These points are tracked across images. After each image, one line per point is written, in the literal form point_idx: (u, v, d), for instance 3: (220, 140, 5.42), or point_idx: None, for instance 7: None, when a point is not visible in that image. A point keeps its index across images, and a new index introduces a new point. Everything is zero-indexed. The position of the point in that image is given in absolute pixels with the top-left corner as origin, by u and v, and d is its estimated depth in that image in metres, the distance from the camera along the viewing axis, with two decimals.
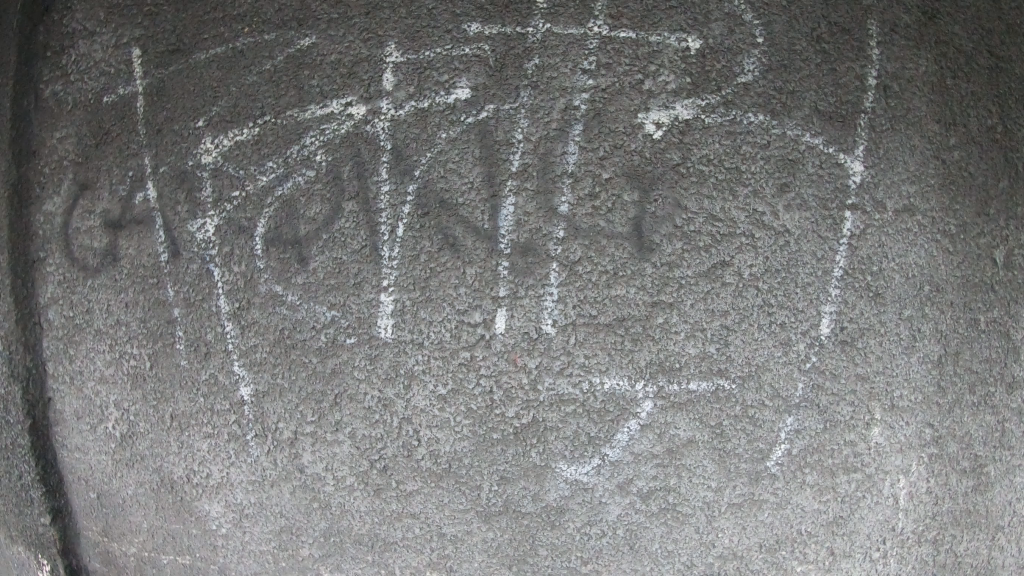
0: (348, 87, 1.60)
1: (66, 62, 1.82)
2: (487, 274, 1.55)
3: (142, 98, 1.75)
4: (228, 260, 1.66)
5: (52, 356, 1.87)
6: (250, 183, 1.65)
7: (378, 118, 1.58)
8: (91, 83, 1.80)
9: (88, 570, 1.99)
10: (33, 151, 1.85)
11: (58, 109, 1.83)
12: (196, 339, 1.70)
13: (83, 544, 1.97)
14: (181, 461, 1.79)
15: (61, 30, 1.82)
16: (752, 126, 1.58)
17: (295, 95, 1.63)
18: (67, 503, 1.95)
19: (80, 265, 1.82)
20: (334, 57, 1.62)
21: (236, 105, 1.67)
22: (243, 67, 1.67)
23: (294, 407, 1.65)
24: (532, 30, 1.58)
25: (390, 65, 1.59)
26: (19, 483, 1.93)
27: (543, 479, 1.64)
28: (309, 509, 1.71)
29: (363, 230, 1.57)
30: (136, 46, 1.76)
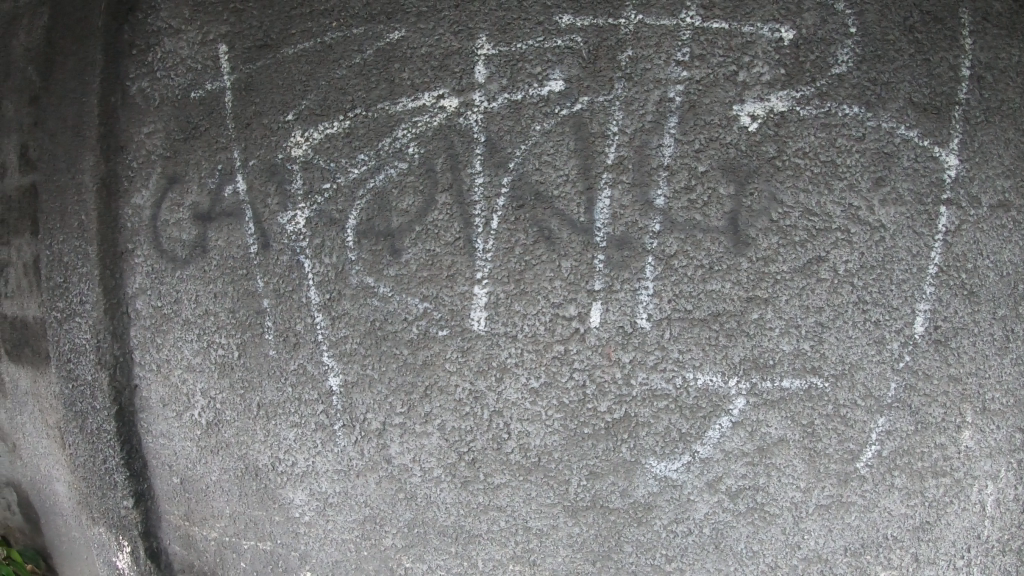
0: (439, 79, 1.56)
1: (152, 59, 1.80)
2: (581, 268, 1.52)
3: (231, 93, 1.72)
4: (320, 251, 1.60)
5: (141, 344, 1.86)
6: (342, 176, 1.59)
7: (471, 111, 1.54)
8: (178, 79, 1.77)
9: (168, 552, 1.99)
10: (121, 146, 1.85)
11: (146, 106, 1.81)
12: (286, 330, 1.65)
13: (165, 528, 1.97)
14: (268, 449, 1.74)
15: (147, 29, 1.80)
16: (847, 118, 1.53)
17: (387, 87, 1.59)
18: (149, 487, 1.95)
19: (169, 257, 1.79)
20: (424, 50, 1.58)
21: (326, 99, 1.62)
22: (333, 61, 1.63)
23: (384, 398, 1.60)
24: (623, 22, 1.54)
25: (481, 57, 1.56)
26: (104, 466, 1.93)
27: (632, 475, 1.62)
28: (394, 500, 1.67)
29: (456, 223, 1.53)
30: (223, 42, 1.72)
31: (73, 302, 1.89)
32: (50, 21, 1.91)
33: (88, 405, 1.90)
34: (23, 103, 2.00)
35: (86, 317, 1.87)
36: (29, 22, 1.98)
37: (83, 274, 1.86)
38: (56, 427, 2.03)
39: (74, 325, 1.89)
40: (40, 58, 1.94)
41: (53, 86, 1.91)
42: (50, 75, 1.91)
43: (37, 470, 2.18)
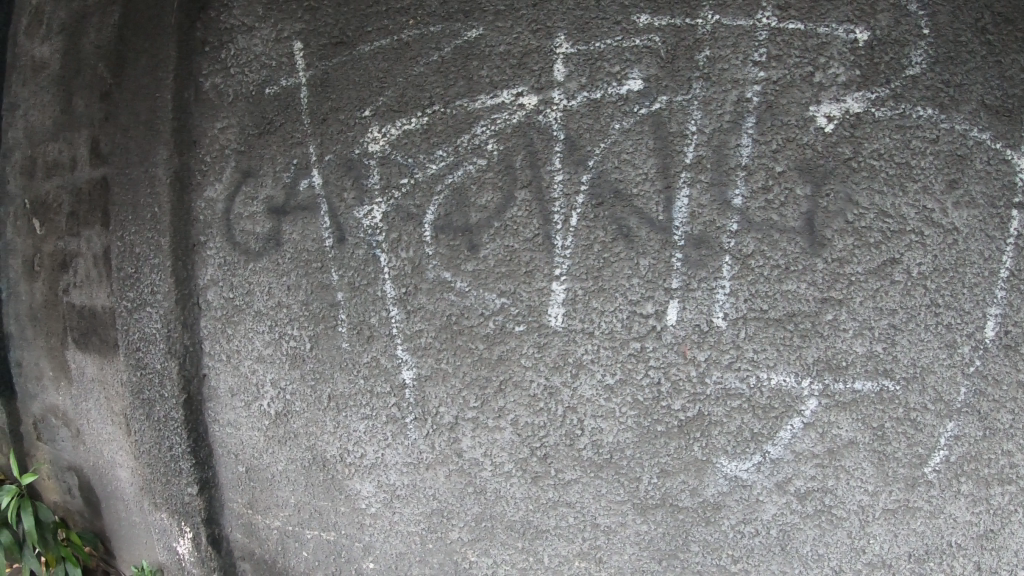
0: (518, 77, 1.55)
1: (225, 56, 1.78)
2: (659, 266, 1.53)
3: (306, 89, 1.69)
4: (396, 246, 1.61)
5: (209, 335, 1.85)
6: (420, 171, 1.59)
7: (551, 108, 1.54)
8: (252, 75, 1.75)
9: (229, 539, 1.98)
10: (194, 141, 1.83)
11: (220, 101, 1.79)
12: (360, 323, 1.66)
13: (227, 515, 1.96)
14: (336, 440, 1.75)
15: (220, 27, 1.77)
16: (922, 120, 1.46)
17: (465, 84, 1.57)
18: (214, 474, 1.94)
19: (242, 249, 1.78)
20: (503, 48, 1.56)
21: (404, 96, 1.61)
22: (410, 59, 1.61)
23: (457, 391, 1.62)
24: (701, 22, 1.50)
25: (560, 56, 1.54)
26: (170, 454, 1.93)
27: (702, 474, 1.61)
28: (463, 493, 1.68)
29: (535, 219, 1.53)
30: (298, 39, 1.69)
31: (144, 292, 1.89)
32: (120, 19, 1.92)
33: (156, 392, 1.90)
34: (93, 100, 2.02)
35: (158, 307, 1.86)
36: (99, 20, 1.99)
37: (155, 266, 1.85)
38: (122, 413, 2.06)
39: (146, 314, 1.89)
40: (112, 56, 1.95)
41: (125, 83, 1.91)
42: (123, 71, 1.92)
43: (100, 454, 2.21)
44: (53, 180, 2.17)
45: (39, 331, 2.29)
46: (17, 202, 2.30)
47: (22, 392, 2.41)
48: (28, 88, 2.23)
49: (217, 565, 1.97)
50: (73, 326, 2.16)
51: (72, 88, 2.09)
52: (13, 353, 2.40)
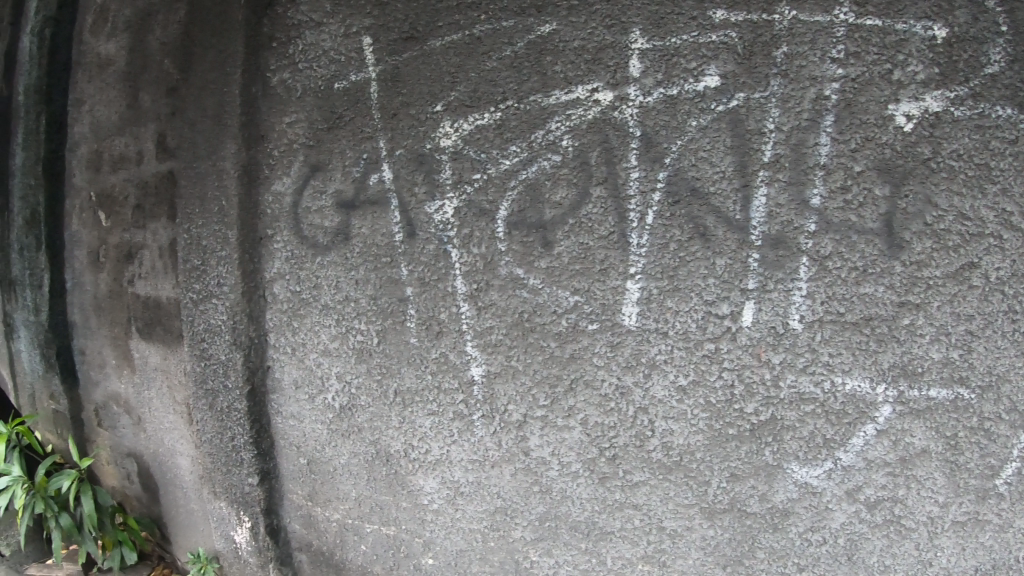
0: (593, 72, 1.51)
1: (293, 51, 1.75)
2: (736, 266, 1.47)
3: (376, 84, 1.66)
4: (468, 242, 1.60)
5: (275, 327, 1.87)
6: (493, 166, 1.57)
7: (627, 105, 1.49)
8: (320, 70, 1.72)
9: (287, 530, 1.99)
10: (262, 135, 1.81)
11: (288, 96, 1.77)
12: (429, 318, 1.66)
13: (287, 506, 1.98)
14: (401, 436, 1.75)
15: (287, 22, 1.75)
16: (1003, 120, 1.32)
17: (539, 80, 1.54)
18: (275, 466, 1.96)
19: (310, 243, 1.78)
20: (578, 43, 1.52)
21: (476, 90, 1.58)
22: (482, 54, 1.58)
23: (526, 389, 1.61)
24: (778, 18, 1.40)
25: (635, 52, 1.48)
26: (232, 444, 1.95)
27: (772, 480, 1.55)
28: (528, 492, 1.67)
29: (611, 217, 1.51)
30: (367, 35, 1.66)
31: (209, 284, 1.89)
32: (187, 15, 1.93)
33: (220, 383, 1.92)
34: (160, 95, 2.04)
35: (223, 299, 1.87)
36: (165, 17, 2.01)
37: (221, 258, 1.86)
38: (185, 402, 2.10)
39: (211, 306, 1.90)
40: (180, 52, 1.97)
41: (191, 77, 1.91)
42: (190, 66, 1.92)
43: (161, 441, 2.24)
44: (120, 174, 2.21)
45: (103, 321, 2.33)
46: (82, 194, 2.34)
47: (85, 380, 2.47)
48: (93, 83, 2.26)
49: (275, 555, 1.98)
50: (137, 316, 2.20)
51: (137, 83, 2.11)
52: (77, 343, 2.45)
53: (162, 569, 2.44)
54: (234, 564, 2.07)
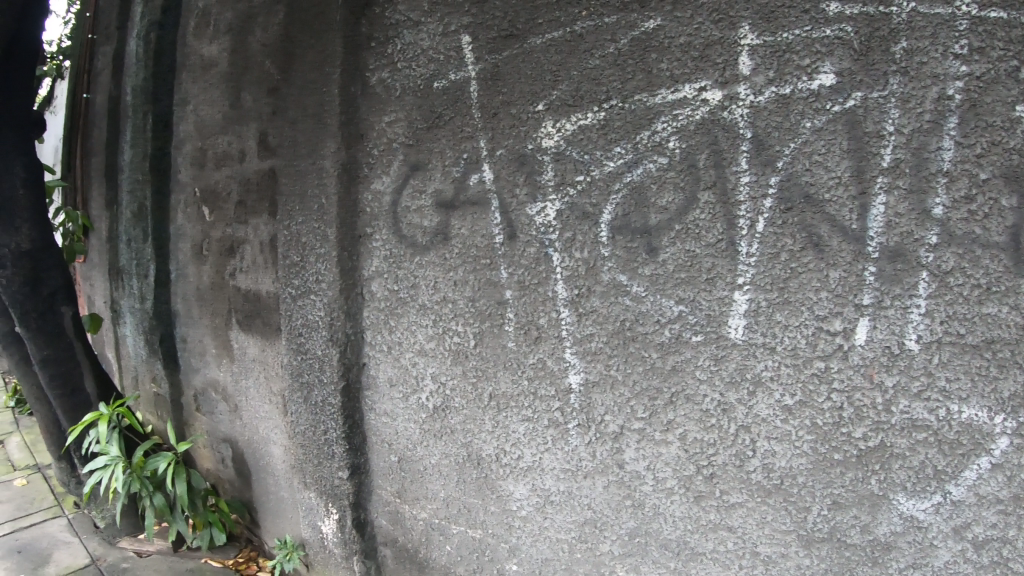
0: (700, 70, 1.35)
1: (392, 51, 1.74)
2: (850, 280, 1.27)
3: (476, 82, 1.60)
4: (571, 246, 1.51)
5: (372, 325, 1.87)
6: (597, 168, 1.47)
7: (737, 105, 1.32)
8: (420, 69, 1.69)
9: (374, 524, 2.00)
10: (362, 134, 1.81)
11: (387, 94, 1.75)
12: (529, 323, 1.59)
13: (376, 501, 1.99)
14: (493, 440, 1.70)
15: (384, 23, 1.74)
16: None
17: (644, 78, 1.41)
18: (366, 461, 1.97)
19: (409, 242, 1.76)
20: (684, 40, 1.37)
21: (579, 90, 1.49)
22: (584, 51, 1.48)
23: (625, 400, 1.52)
24: (896, 10, 1.19)
25: (745, 48, 1.31)
26: (324, 438, 1.98)
27: (876, 511, 1.32)
28: (619, 505, 1.58)
29: (719, 223, 1.36)
30: (466, 33, 1.62)
31: (309, 280, 1.93)
32: (287, 17, 1.95)
33: (316, 377, 1.95)
34: (261, 95, 2.08)
35: (321, 295, 1.90)
36: (265, 19, 2.05)
37: (321, 255, 1.88)
38: (280, 393, 2.14)
39: (309, 302, 1.94)
40: (280, 53, 1.99)
41: (292, 78, 1.93)
42: (290, 66, 1.94)
43: (255, 429, 2.30)
44: (223, 171, 2.27)
45: (205, 311, 2.43)
46: (187, 190, 2.44)
47: (186, 366, 2.59)
48: (197, 84, 2.34)
49: (360, 548, 1.99)
50: (238, 308, 2.26)
51: (240, 83, 2.16)
52: (179, 330, 2.58)
53: (249, 552, 2.48)
54: (319, 553, 2.10)
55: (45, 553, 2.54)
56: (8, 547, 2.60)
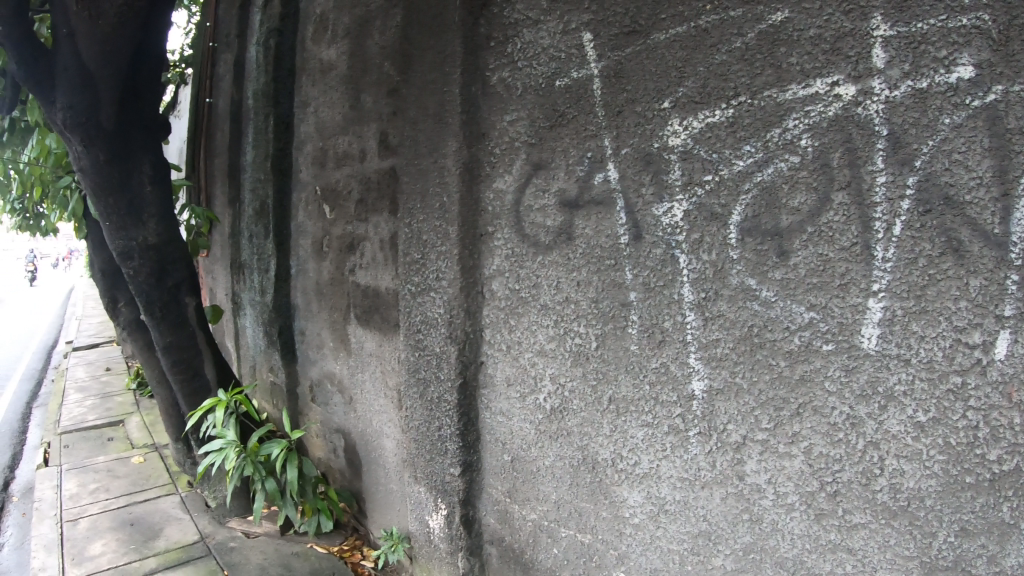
0: (832, 64, 1.23)
1: (512, 50, 1.73)
2: (991, 288, 1.10)
3: (599, 81, 1.57)
4: (698, 247, 1.43)
5: (491, 323, 1.86)
6: (726, 168, 1.38)
7: (871, 100, 1.19)
8: (540, 68, 1.68)
9: (481, 522, 1.99)
10: (483, 133, 1.82)
11: (508, 94, 1.75)
12: (651, 326, 1.52)
13: (484, 499, 1.97)
14: (610, 444, 1.64)
15: (503, 23, 1.74)
16: None
17: (773, 73, 1.31)
18: (478, 459, 1.97)
19: (532, 242, 1.73)
20: (814, 32, 1.26)
21: (706, 85, 1.40)
22: (709, 46, 1.39)
23: (749, 409, 1.39)
24: None
25: (878, 40, 1.18)
26: (438, 434, 2.00)
27: (1007, 541, 1.12)
28: (736, 519, 1.44)
29: (854, 225, 1.22)
30: (588, 30, 1.59)
31: (428, 278, 1.96)
32: (405, 19, 1.99)
33: (432, 373, 1.99)
34: (380, 96, 2.13)
35: (441, 293, 1.93)
36: (383, 22, 2.09)
37: (441, 253, 1.90)
38: (395, 388, 2.19)
39: (429, 299, 1.97)
40: (398, 54, 2.03)
41: (411, 78, 1.97)
42: (409, 68, 1.98)
43: (368, 422, 2.37)
44: (343, 170, 2.35)
45: (324, 305, 2.53)
46: (308, 189, 2.56)
47: (304, 357, 2.71)
48: (317, 87, 2.43)
49: (465, 545, 1.98)
50: (356, 303, 2.34)
51: (359, 85, 2.22)
52: (298, 323, 2.71)
53: (354, 540, 2.54)
54: (424, 547, 2.12)
55: (157, 528, 2.70)
56: (124, 520, 2.77)
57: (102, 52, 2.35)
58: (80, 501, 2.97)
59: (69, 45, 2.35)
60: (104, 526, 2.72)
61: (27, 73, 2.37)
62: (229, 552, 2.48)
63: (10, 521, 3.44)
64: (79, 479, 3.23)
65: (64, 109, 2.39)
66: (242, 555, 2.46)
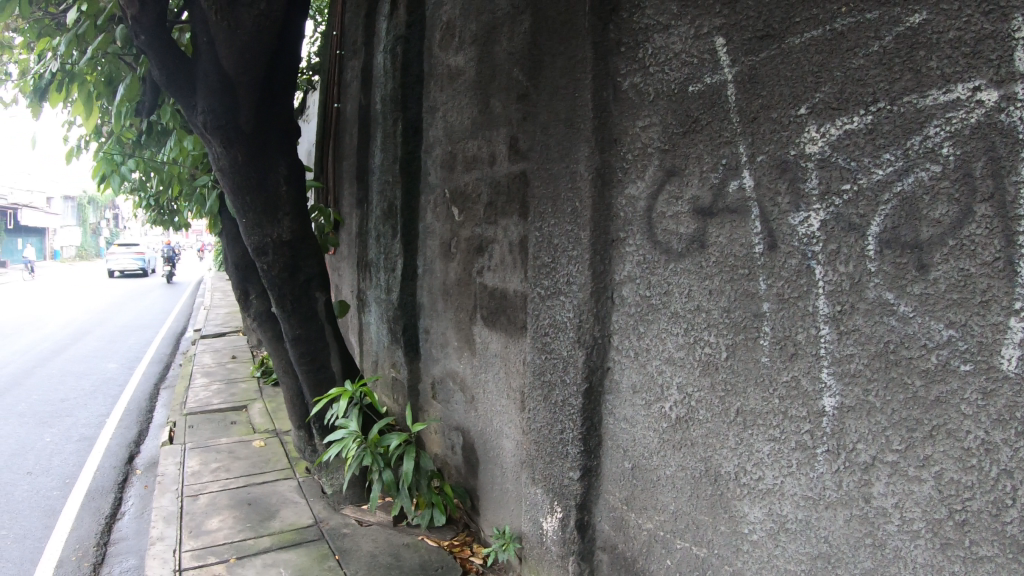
0: (973, 69, 1.13)
1: (644, 55, 1.73)
2: None
3: (733, 86, 1.53)
4: (834, 259, 1.35)
5: (620, 329, 1.85)
6: (865, 177, 1.29)
7: (1015, 106, 1.08)
8: (673, 73, 1.66)
9: (596, 528, 1.99)
10: (615, 139, 1.83)
11: (640, 99, 1.75)
12: (784, 338, 1.45)
13: (602, 505, 1.97)
14: (734, 457, 1.57)
15: (633, 27, 1.76)
16: None
17: (912, 78, 1.22)
18: (597, 465, 1.97)
19: (663, 248, 1.71)
20: (953, 34, 1.16)
21: (843, 91, 1.32)
22: (846, 50, 1.32)
23: (880, 429, 1.29)
24: None
25: (1021, 42, 1.07)
26: (560, 436, 2.03)
27: None
28: (858, 542, 1.34)
29: (997, 239, 1.11)
30: (720, 35, 1.55)
31: (559, 282, 2.00)
32: (533, 26, 2.06)
33: (558, 376, 2.01)
34: (510, 101, 2.21)
35: (572, 297, 1.95)
36: (509, 28, 2.18)
37: (573, 257, 1.93)
38: (519, 390, 2.23)
39: (559, 302, 2.00)
40: (527, 60, 2.10)
41: (542, 84, 2.03)
42: (539, 74, 2.04)
43: (487, 421, 2.43)
44: (472, 173, 2.44)
45: (450, 305, 2.64)
46: (437, 191, 2.69)
47: (428, 355, 2.84)
48: (445, 92, 2.58)
49: (577, 549, 1.99)
50: (484, 304, 2.42)
51: (488, 91, 2.32)
52: (424, 322, 2.85)
53: (465, 536, 2.58)
54: (535, 548, 2.14)
55: (275, 508, 2.84)
56: (242, 499, 2.93)
57: (240, 58, 2.50)
58: (202, 477, 3.16)
59: (209, 53, 2.51)
60: (223, 502, 2.88)
61: (169, 78, 2.54)
62: (341, 537, 2.58)
63: (135, 491, 3.72)
64: (202, 457, 3.44)
65: (205, 112, 2.55)
66: (353, 541, 2.55)
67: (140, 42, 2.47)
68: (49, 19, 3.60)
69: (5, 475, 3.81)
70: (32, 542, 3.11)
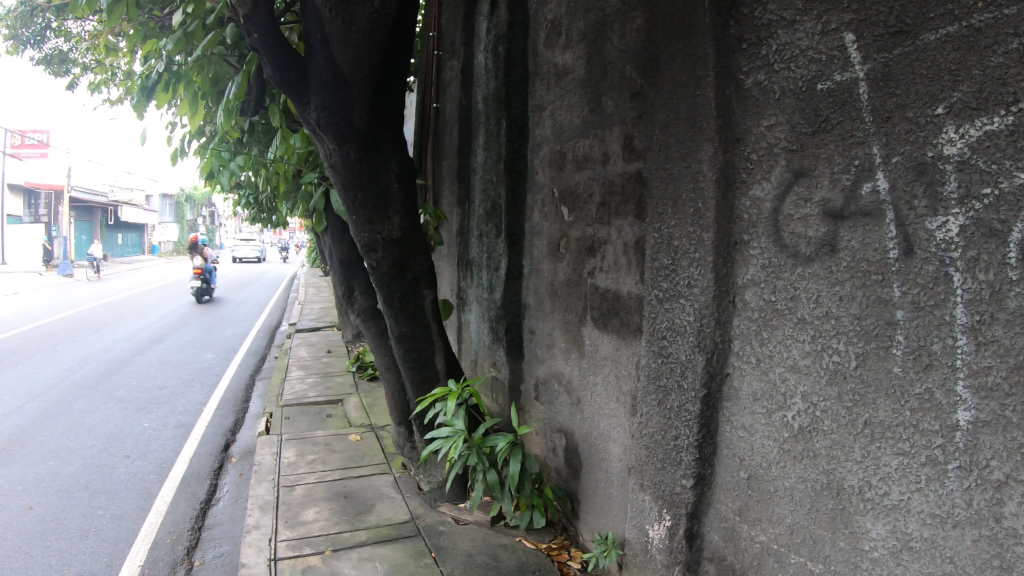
0: None
1: (768, 52, 1.69)
2: None
3: (865, 84, 1.46)
4: (974, 266, 1.27)
5: (741, 335, 1.81)
6: (1007, 180, 1.21)
7: None
8: (800, 71, 1.61)
9: (704, 538, 1.95)
10: (738, 138, 1.79)
11: (764, 98, 1.70)
12: (919, 348, 1.37)
13: (712, 515, 1.92)
14: (860, 471, 1.50)
15: (755, 23, 1.71)
16: None
17: None
18: (711, 474, 1.93)
19: (791, 253, 1.66)
20: None
21: (982, 90, 1.24)
22: (984, 48, 1.24)
23: (1017, 446, 1.20)
24: None
25: None
26: (673, 443, 2.00)
27: None
28: (988, 567, 1.26)
29: None
30: (849, 30, 1.49)
31: (679, 285, 1.97)
32: (649, 22, 2.06)
33: (675, 381, 1.99)
34: (626, 99, 2.22)
35: (693, 301, 1.92)
36: (621, 25, 2.21)
37: (695, 260, 1.90)
38: (631, 393, 2.22)
39: (678, 306, 1.98)
40: (642, 58, 2.11)
41: (660, 83, 2.01)
42: (657, 72, 2.03)
43: (595, 424, 2.42)
44: (583, 173, 2.45)
45: (557, 306, 2.65)
46: (545, 191, 2.70)
47: (532, 355, 2.86)
48: (552, 91, 2.61)
49: (684, 558, 1.96)
50: (594, 306, 2.41)
51: (600, 89, 2.34)
52: (528, 322, 2.87)
53: (563, 539, 2.58)
54: (639, 555, 2.13)
55: (372, 502, 2.90)
56: (338, 491, 3.00)
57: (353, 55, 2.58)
58: (298, 468, 3.25)
59: (323, 50, 2.58)
60: (318, 494, 2.96)
61: (284, 78, 2.58)
62: (438, 534, 2.61)
63: (229, 478, 3.86)
64: (299, 448, 3.55)
65: (319, 109, 2.61)
66: (449, 538, 2.58)
67: (254, 40, 2.52)
68: (155, 23, 3.77)
69: (107, 457, 4.03)
70: (130, 523, 3.26)
